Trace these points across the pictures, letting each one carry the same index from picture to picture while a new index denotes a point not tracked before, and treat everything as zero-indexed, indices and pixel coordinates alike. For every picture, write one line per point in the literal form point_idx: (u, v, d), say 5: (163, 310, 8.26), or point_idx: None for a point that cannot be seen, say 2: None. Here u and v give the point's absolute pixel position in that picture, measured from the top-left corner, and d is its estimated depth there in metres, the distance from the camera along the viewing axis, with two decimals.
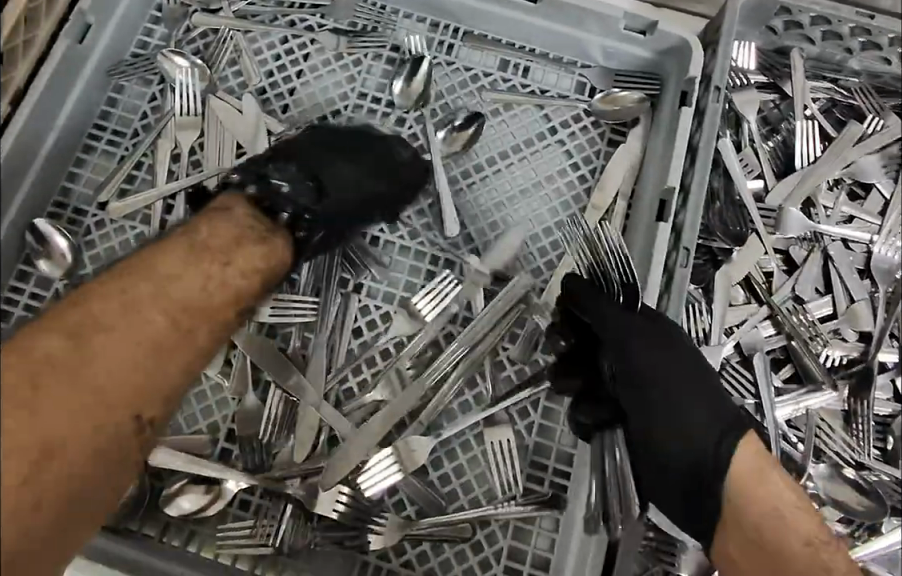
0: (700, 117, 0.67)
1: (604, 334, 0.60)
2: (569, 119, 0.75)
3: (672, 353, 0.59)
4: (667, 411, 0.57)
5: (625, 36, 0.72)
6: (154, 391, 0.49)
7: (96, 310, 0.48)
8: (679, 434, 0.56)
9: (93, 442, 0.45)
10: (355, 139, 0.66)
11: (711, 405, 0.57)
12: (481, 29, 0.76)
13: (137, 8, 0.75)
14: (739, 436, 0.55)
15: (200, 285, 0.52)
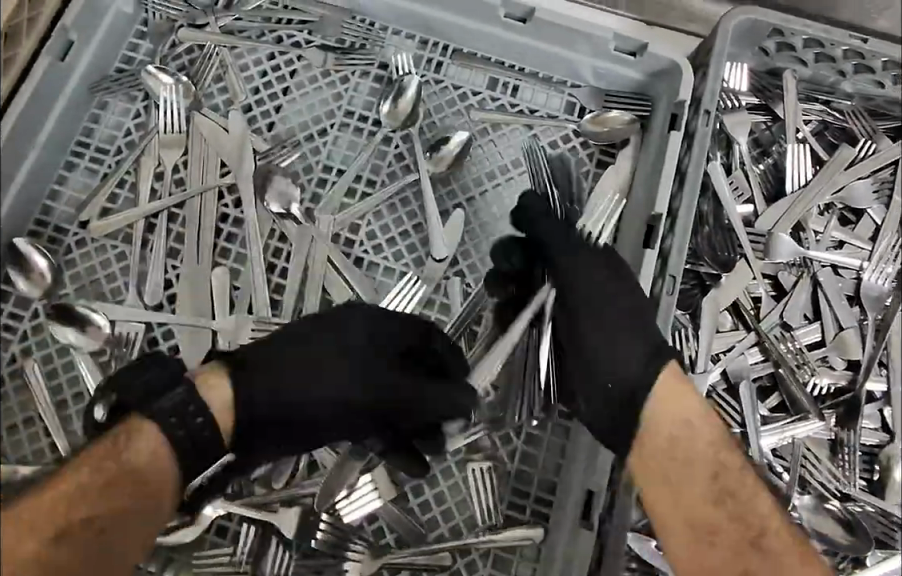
0: (689, 139, 0.66)
1: (553, 262, 0.62)
2: (558, 139, 0.74)
3: (618, 282, 0.60)
4: (601, 333, 0.58)
5: (616, 57, 0.71)
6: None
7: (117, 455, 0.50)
8: (606, 357, 0.57)
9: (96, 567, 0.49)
10: (344, 328, 0.60)
11: (640, 331, 0.58)
12: (471, 47, 0.75)
13: (122, 24, 0.74)
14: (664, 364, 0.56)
15: (113, 522, 0.49)
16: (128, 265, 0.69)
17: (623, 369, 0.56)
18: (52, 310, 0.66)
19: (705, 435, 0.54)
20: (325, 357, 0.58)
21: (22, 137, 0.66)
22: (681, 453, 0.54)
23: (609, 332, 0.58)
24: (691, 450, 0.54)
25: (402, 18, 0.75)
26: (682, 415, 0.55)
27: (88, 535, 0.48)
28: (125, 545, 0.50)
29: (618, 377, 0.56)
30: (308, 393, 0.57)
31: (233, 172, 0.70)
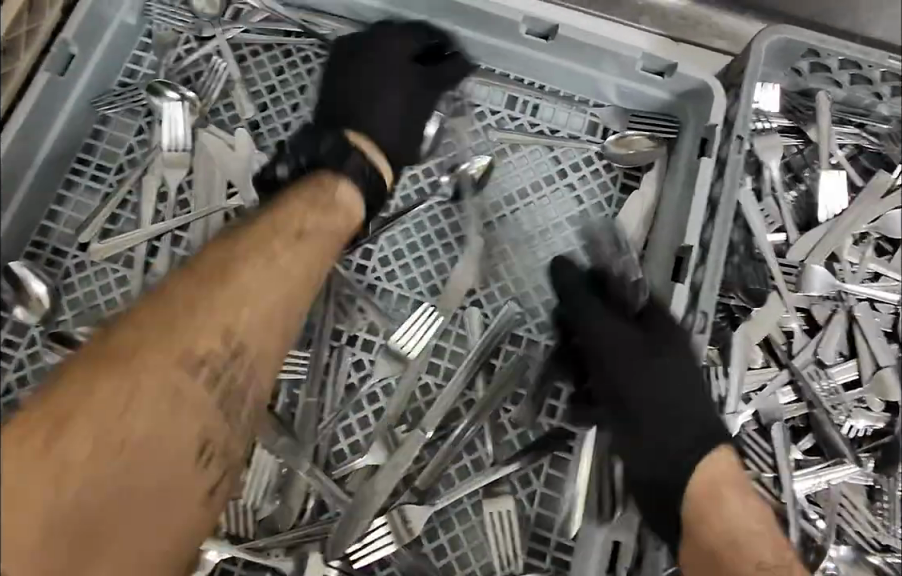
0: (721, 166, 0.63)
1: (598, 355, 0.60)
2: (581, 162, 0.70)
3: (670, 361, 0.58)
4: (649, 427, 0.57)
5: (643, 77, 0.67)
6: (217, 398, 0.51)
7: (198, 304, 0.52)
8: (652, 455, 0.56)
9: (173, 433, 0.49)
10: (365, 64, 0.67)
11: (688, 424, 0.57)
12: (490, 63, 0.71)
13: (126, 35, 0.70)
14: (715, 458, 0.56)
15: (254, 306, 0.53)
16: (130, 290, 0.66)
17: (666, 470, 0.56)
18: (49, 338, 0.63)
19: (764, 545, 0.52)
20: (372, 63, 0.66)
21: (20, 155, 0.63)
22: (735, 561, 0.52)
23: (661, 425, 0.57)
24: (747, 558, 0.52)
25: None
26: (729, 512, 0.53)
27: (226, 324, 0.51)
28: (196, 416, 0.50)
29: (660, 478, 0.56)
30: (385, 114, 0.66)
31: (240, 194, 0.67)
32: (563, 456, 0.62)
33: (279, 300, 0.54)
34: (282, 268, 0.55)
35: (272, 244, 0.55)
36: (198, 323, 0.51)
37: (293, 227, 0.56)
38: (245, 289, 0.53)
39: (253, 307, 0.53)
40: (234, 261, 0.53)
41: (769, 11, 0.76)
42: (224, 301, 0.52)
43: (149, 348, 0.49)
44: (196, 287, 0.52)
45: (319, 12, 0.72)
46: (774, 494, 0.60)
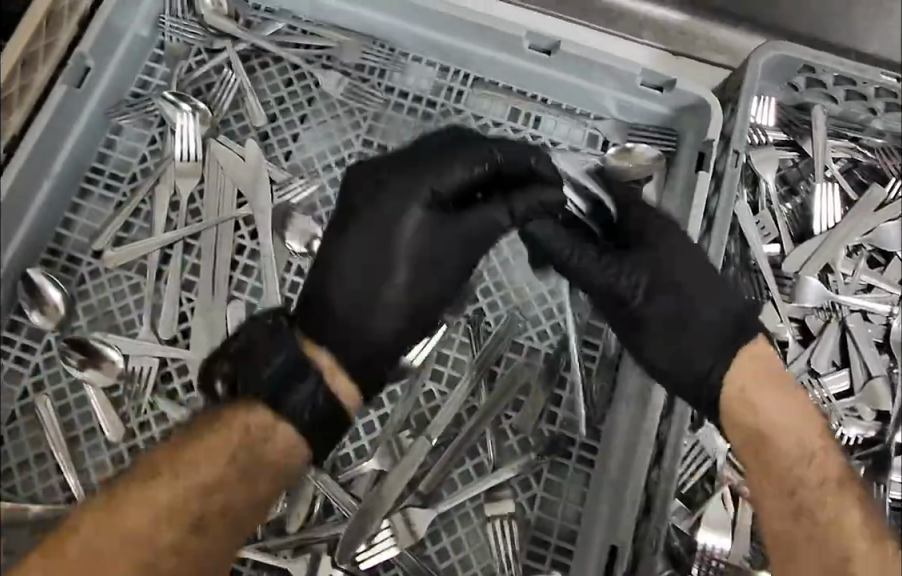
0: (718, 180, 0.65)
1: (592, 276, 0.61)
2: (581, 173, 0.72)
3: (665, 264, 0.60)
4: (668, 334, 0.59)
5: (643, 92, 0.69)
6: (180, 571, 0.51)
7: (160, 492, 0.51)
8: (684, 356, 0.58)
9: None
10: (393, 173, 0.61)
11: (707, 317, 0.59)
12: (493, 76, 0.73)
13: (139, 47, 0.72)
14: (743, 349, 0.58)
15: (204, 494, 0.52)
16: (143, 297, 0.67)
17: (700, 368, 0.58)
18: (65, 344, 0.65)
19: (789, 439, 0.55)
20: (377, 210, 0.59)
21: (37, 166, 0.65)
22: (766, 452, 0.55)
23: (680, 329, 0.59)
24: (774, 451, 0.55)
25: (423, 45, 0.73)
26: (756, 409, 0.56)
27: (184, 529, 0.51)
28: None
29: (697, 372, 0.58)
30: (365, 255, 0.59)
31: (249, 203, 0.69)
32: (563, 461, 0.64)
33: (238, 503, 0.53)
34: (240, 479, 0.52)
35: (229, 446, 0.52)
36: (159, 520, 0.51)
37: (246, 437, 0.53)
38: (202, 491, 0.52)
39: (208, 508, 0.52)
40: (196, 458, 0.52)
41: (767, 26, 0.78)
42: (181, 500, 0.51)
43: (110, 541, 0.50)
44: (164, 474, 0.52)
45: (327, 25, 0.74)
46: None
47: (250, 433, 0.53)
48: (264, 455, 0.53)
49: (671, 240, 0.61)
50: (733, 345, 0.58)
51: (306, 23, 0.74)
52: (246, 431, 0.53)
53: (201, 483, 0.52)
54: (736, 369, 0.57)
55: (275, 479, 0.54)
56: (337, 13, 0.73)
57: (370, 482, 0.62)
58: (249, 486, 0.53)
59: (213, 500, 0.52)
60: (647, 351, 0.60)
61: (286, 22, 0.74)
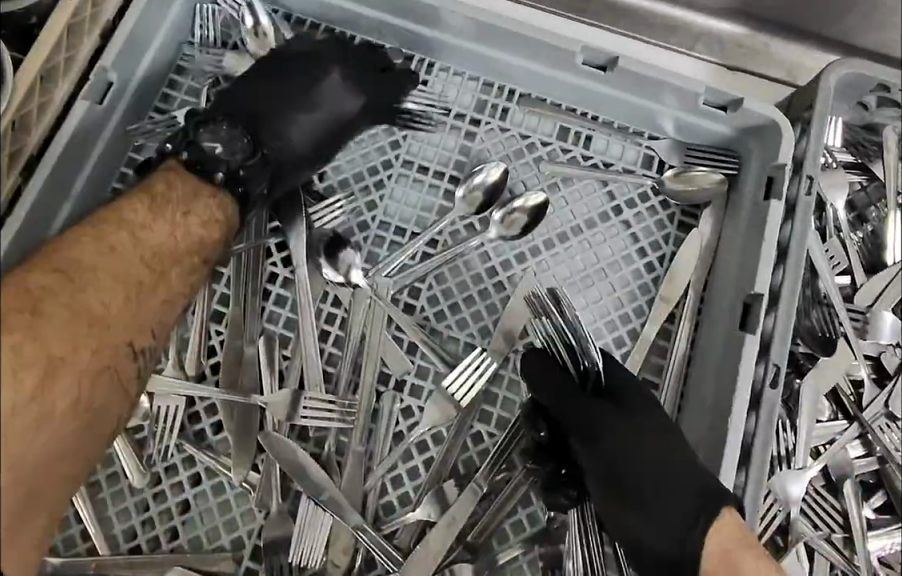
0: (791, 211, 0.61)
1: (574, 416, 0.56)
2: (636, 198, 0.67)
3: (634, 430, 0.55)
4: (643, 488, 0.53)
5: (705, 111, 0.65)
6: (133, 302, 0.50)
7: (79, 257, 0.49)
8: (653, 521, 0.52)
9: (88, 361, 0.48)
10: (311, 68, 0.64)
11: (680, 477, 0.52)
12: (540, 92, 0.69)
13: (163, 59, 0.68)
14: (713, 515, 0.50)
15: (149, 236, 0.52)
16: None
17: (672, 537, 0.51)
18: None
19: None
20: (310, 90, 0.64)
21: (56, 187, 0.60)
22: None
23: (635, 491, 0.53)
24: None
25: (468, 58, 0.68)
26: None
27: (140, 286, 0.51)
28: (99, 340, 0.48)
29: (664, 553, 0.51)
30: (293, 127, 0.62)
31: (283, 228, 0.63)
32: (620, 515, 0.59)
33: (185, 277, 0.54)
34: (188, 249, 0.54)
35: (174, 215, 0.54)
36: (112, 282, 0.49)
37: (190, 208, 0.54)
38: (153, 255, 0.52)
39: (161, 275, 0.52)
40: (143, 228, 0.52)
41: (828, 40, 0.73)
42: (135, 262, 0.51)
43: (61, 307, 0.47)
44: (102, 244, 0.50)
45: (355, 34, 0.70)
46: (847, 557, 0.58)
47: (195, 208, 0.55)
48: (209, 228, 0.55)
49: (644, 412, 0.56)
50: (705, 505, 0.51)
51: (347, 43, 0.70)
52: (192, 201, 0.55)
53: (152, 250, 0.52)
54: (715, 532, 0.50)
55: (225, 226, 0.56)
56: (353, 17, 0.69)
57: (415, 533, 0.57)
58: (194, 260, 0.55)
59: (164, 266, 0.53)
60: (618, 521, 0.54)
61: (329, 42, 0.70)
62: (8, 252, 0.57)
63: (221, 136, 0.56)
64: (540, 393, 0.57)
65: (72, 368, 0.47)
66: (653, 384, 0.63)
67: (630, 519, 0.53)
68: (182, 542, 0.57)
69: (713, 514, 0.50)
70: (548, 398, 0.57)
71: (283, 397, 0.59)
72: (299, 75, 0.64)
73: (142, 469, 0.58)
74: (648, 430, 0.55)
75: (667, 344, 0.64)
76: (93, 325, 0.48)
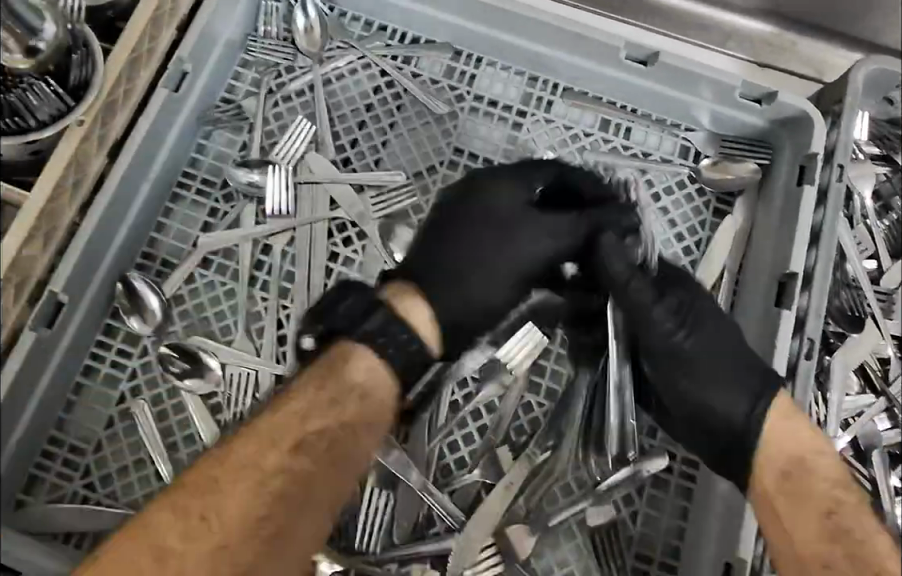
0: (823, 198, 0.65)
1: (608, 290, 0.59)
2: (674, 185, 0.71)
3: (675, 315, 0.58)
4: (693, 364, 0.57)
5: (740, 104, 0.69)
6: (290, 497, 0.53)
7: (246, 456, 0.53)
8: (713, 394, 0.56)
9: (241, 546, 0.51)
10: (485, 200, 0.61)
11: (741, 358, 0.57)
12: (582, 85, 0.73)
13: (230, 51, 0.72)
14: (769, 395, 0.56)
15: (315, 429, 0.54)
16: (237, 303, 0.67)
17: (734, 413, 0.56)
18: (162, 350, 0.64)
19: (826, 462, 0.54)
20: (511, 247, 0.60)
21: (138, 169, 0.65)
22: (809, 475, 0.53)
23: (682, 369, 0.58)
24: (812, 473, 0.53)
25: (513, 53, 0.73)
26: (798, 436, 0.54)
27: (218, 554, 0.50)
28: (256, 527, 0.52)
29: (734, 422, 0.55)
30: (483, 278, 0.60)
31: (345, 209, 0.69)
32: (664, 475, 0.64)
33: (272, 552, 0.52)
34: (273, 499, 0.52)
35: (266, 452, 0.53)
36: (195, 559, 0.50)
37: (329, 401, 0.54)
38: (282, 462, 0.53)
39: (231, 551, 0.51)
40: (224, 491, 0.52)
41: (854, 38, 0.77)
42: (287, 460, 0.53)
43: (198, 507, 0.51)
44: (230, 463, 0.53)
45: (405, 29, 0.74)
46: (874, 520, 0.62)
47: (333, 401, 0.54)
48: (302, 450, 0.54)
49: (711, 322, 0.59)
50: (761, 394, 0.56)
51: (398, 42, 0.74)
52: (317, 392, 0.54)
53: (279, 455, 0.53)
54: (773, 409, 0.55)
55: (327, 428, 0.54)
56: (405, 13, 0.73)
57: (472, 494, 0.62)
58: (259, 490, 0.52)
59: (296, 472, 0.53)
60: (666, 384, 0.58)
61: (383, 41, 0.74)
62: (96, 228, 0.61)
63: (351, 296, 0.58)
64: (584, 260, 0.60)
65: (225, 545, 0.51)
66: None
67: (684, 387, 0.57)
68: None
69: (770, 393, 0.56)
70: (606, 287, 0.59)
71: None
72: (494, 253, 0.60)
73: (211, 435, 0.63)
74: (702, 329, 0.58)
75: None
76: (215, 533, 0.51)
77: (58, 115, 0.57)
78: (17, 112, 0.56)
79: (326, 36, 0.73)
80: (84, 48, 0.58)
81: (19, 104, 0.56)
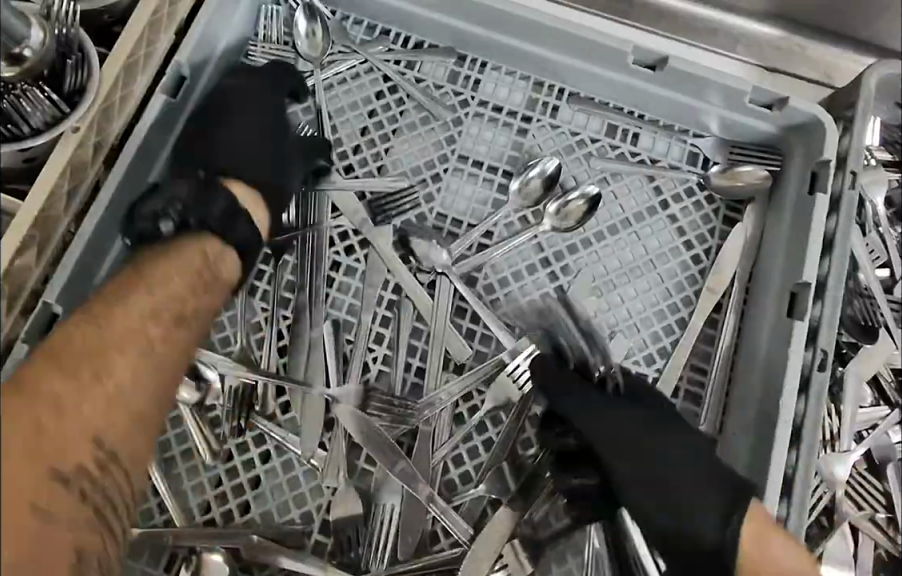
0: (835, 206, 0.63)
1: (578, 412, 0.59)
2: (682, 192, 0.70)
3: (646, 433, 0.58)
4: (669, 481, 0.56)
5: (749, 110, 0.68)
6: (155, 357, 0.51)
7: (95, 327, 0.49)
8: (685, 514, 0.54)
9: (119, 405, 0.48)
10: (246, 94, 0.67)
11: (716, 470, 0.56)
12: (587, 91, 0.72)
13: (229, 56, 0.71)
14: (743, 507, 0.54)
15: (167, 293, 0.52)
16: (236, 313, 0.65)
17: (717, 524, 0.53)
18: None
19: None
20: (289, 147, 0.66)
21: (136, 177, 0.63)
22: None
23: (665, 489, 0.56)
24: None
25: (518, 58, 0.71)
26: (779, 556, 0.51)
27: (79, 384, 0.46)
28: (129, 387, 0.49)
29: (709, 541, 0.53)
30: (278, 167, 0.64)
31: (346, 215, 0.67)
32: None
33: (134, 366, 0.49)
34: (133, 336, 0.50)
35: (113, 303, 0.51)
36: (51, 386, 0.45)
37: (174, 266, 0.54)
38: (143, 321, 0.51)
39: (91, 376, 0.47)
40: (72, 339, 0.48)
41: (866, 43, 0.76)
42: (144, 319, 0.51)
43: (53, 374, 0.46)
44: (92, 327, 0.49)
45: (408, 33, 0.73)
46: (889, 535, 0.61)
47: (176, 265, 0.54)
48: (161, 290, 0.52)
49: (678, 433, 0.58)
50: (736, 501, 0.54)
51: (401, 46, 0.73)
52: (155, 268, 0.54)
53: (139, 317, 0.51)
54: (748, 523, 0.53)
55: (187, 275, 0.54)
56: (408, 17, 0.72)
57: (477, 507, 0.61)
58: (134, 345, 0.49)
59: (155, 332, 0.51)
60: (640, 507, 0.56)
61: (385, 46, 0.73)
62: (92, 237, 0.60)
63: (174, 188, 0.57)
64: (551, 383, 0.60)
65: (93, 412, 0.46)
66: (700, 372, 0.66)
67: (661, 511, 0.55)
68: (254, 515, 0.61)
69: (745, 505, 0.53)
70: (570, 404, 0.59)
71: (349, 391, 0.62)
72: (239, 133, 0.65)
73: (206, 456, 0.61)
74: (671, 449, 0.57)
75: (714, 332, 0.66)
76: (81, 391, 0.46)
77: (51, 122, 0.56)
78: (10, 118, 0.55)
79: (327, 41, 0.71)
80: (80, 54, 0.57)
81: (12, 110, 0.55)
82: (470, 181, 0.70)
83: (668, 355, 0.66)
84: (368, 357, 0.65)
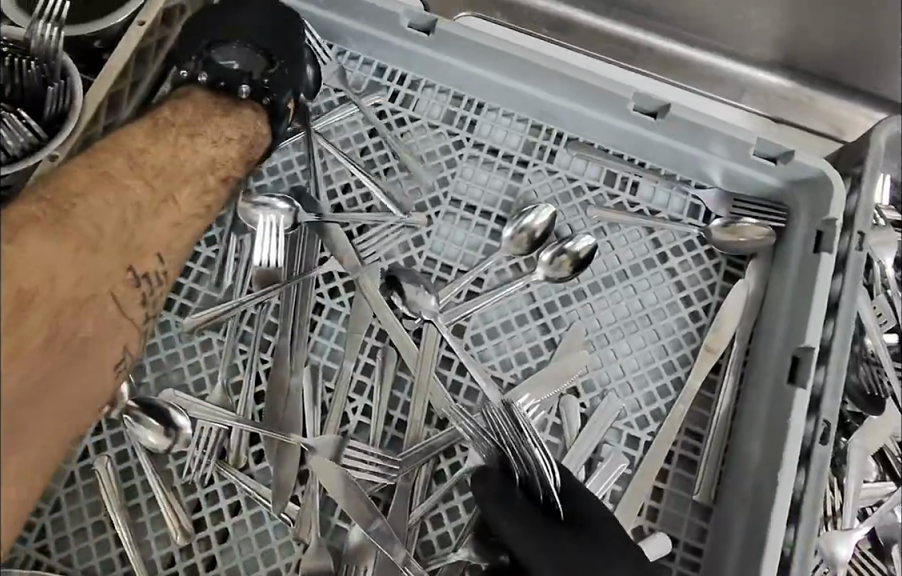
0: (841, 267, 0.61)
1: (517, 529, 0.52)
2: (682, 246, 0.67)
3: (593, 554, 0.52)
4: None
5: (754, 162, 0.65)
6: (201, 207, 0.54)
7: (169, 146, 0.53)
8: None
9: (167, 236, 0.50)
10: None
11: None
12: (586, 136, 0.70)
13: None
14: None
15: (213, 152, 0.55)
16: (213, 353, 0.63)
17: None
18: (130, 404, 0.60)
19: None
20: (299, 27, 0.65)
21: None
22: None
23: None
24: None
25: (516, 99, 0.69)
26: None
27: (147, 203, 0.49)
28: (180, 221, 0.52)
29: None
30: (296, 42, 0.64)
31: (332, 257, 0.65)
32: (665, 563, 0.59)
33: (194, 199, 0.53)
34: (197, 173, 0.54)
35: (180, 140, 0.54)
36: (123, 187, 0.48)
37: (221, 131, 0.57)
38: (204, 162, 0.55)
39: (165, 196, 0.51)
40: (148, 154, 0.51)
41: (877, 96, 0.73)
42: (204, 166, 0.54)
43: (131, 176, 0.49)
44: (167, 152, 0.53)
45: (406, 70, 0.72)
46: None
47: (224, 129, 0.57)
48: (219, 149, 0.56)
49: (624, 552, 0.52)
50: None
51: (397, 84, 0.71)
52: (208, 128, 0.56)
53: (203, 158, 0.55)
54: None
55: (238, 144, 0.57)
56: (405, 53, 0.70)
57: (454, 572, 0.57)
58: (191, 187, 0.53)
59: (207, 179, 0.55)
60: None
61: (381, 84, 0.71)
62: None
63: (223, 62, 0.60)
64: (489, 498, 0.54)
65: (152, 229, 0.49)
66: (696, 436, 0.62)
67: None
68: (219, 571, 0.57)
69: None
70: (510, 529, 0.53)
71: (327, 441, 0.59)
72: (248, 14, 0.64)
73: (174, 506, 0.58)
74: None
75: (712, 395, 0.63)
76: (152, 203, 0.50)
77: (29, 150, 0.54)
78: None
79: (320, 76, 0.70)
80: (63, 80, 0.55)
81: None
82: (462, 226, 0.67)
83: (662, 418, 0.62)
84: (348, 408, 0.62)
